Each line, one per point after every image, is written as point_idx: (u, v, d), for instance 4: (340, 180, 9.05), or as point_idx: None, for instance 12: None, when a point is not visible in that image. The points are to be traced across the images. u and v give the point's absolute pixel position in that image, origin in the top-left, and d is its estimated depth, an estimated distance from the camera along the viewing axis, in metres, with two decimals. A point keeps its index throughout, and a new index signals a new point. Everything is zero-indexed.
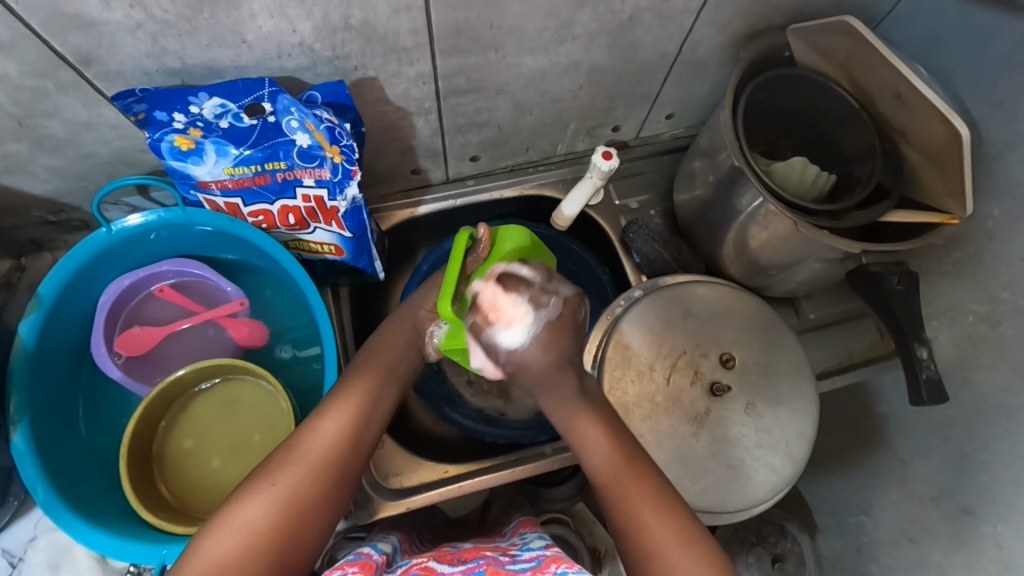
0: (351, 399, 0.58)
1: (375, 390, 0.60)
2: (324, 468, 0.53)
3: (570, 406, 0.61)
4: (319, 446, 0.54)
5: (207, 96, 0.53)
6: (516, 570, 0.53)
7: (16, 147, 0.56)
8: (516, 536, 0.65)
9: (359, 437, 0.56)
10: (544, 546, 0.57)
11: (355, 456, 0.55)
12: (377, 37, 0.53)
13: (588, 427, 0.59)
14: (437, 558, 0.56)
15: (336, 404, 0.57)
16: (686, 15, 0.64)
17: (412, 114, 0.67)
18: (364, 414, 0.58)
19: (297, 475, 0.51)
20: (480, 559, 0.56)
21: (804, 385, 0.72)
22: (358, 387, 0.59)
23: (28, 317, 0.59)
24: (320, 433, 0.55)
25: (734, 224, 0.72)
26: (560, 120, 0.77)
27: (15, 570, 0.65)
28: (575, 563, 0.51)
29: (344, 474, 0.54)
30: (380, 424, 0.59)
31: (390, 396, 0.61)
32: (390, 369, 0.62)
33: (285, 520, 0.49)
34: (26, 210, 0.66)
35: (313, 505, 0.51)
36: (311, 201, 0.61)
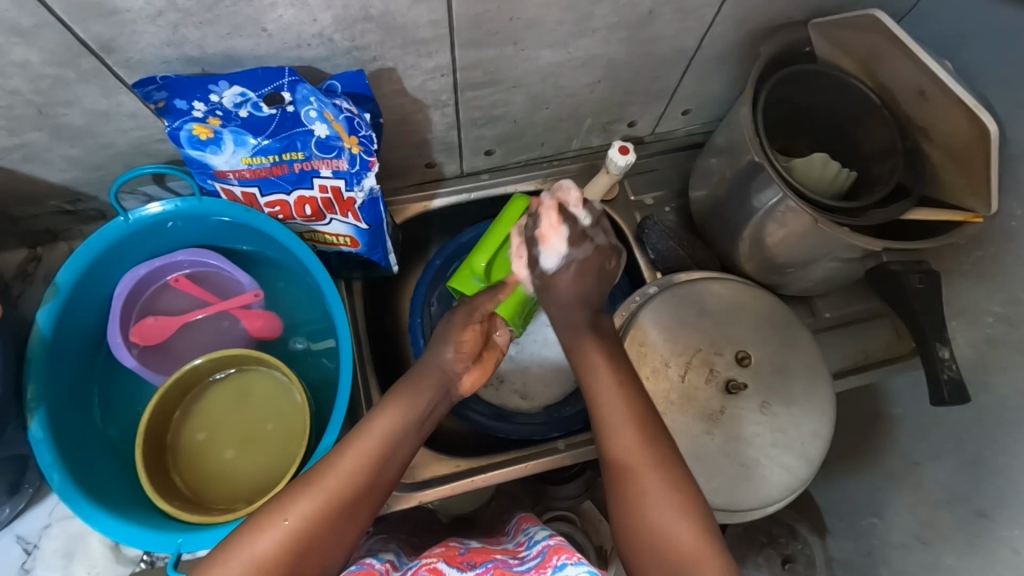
0: (371, 437, 0.56)
1: (398, 427, 0.58)
2: (339, 508, 0.51)
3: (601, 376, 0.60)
4: (336, 484, 0.52)
5: (227, 84, 0.53)
6: (522, 570, 0.53)
7: (34, 136, 0.56)
8: (518, 534, 0.65)
9: (375, 476, 0.54)
10: (549, 538, 0.57)
11: (368, 497, 0.53)
12: (395, 29, 0.53)
13: (616, 417, 0.57)
14: (446, 560, 0.55)
15: (357, 442, 0.55)
16: (707, 9, 0.63)
17: (428, 107, 0.67)
18: (383, 452, 0.56)
19: (312, 511, 0.50)
20: (489, 562, 0.56)
21: (818, 384, 0.72)
22: (386, 417, 0.58)
23: (45, 305, 0.60)
24: (339, 470, 0.53)
25: (751, 222, 0.72)
26: (576, 115, 0.77)
27: (30, 557, 0.65)
28: (575, 552, 0.51)
29: (358, 514, 0.52)
30: (399, 462, 0.57)
31: (411, 436, 0.59)
32: (416, 410, 0.60)
33: (294, 557, 0.48)
34: (42, 199, 0.66)
35: (323, 545, 0.49)
36: (328, 191, 0.61)
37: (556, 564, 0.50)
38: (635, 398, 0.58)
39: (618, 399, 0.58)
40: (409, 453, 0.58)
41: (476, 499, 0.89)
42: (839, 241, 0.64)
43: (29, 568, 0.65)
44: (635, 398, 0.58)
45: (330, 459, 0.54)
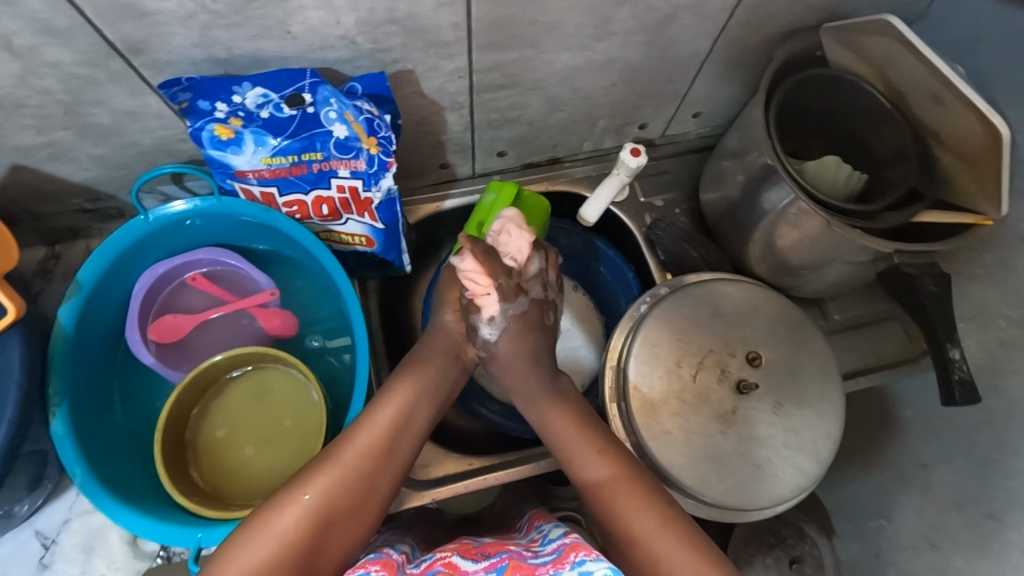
0: (383, 414, 0.58)
1: (410, 404, 0.60)
2: (354, 482, 0.53)
3: (552, 415, 0.63)
4: (349, 459, 0.54)
5: (250, 86, 0.54)
6: (538, 563, 0.53)
7: (61, 135, 0.57)
8: (531, 531, 0.65)
9: (389, 452, 0.56)
10: (564, 537, 0.57)
11: (384, 472, 0.55)
12: (418, 31, 0.54)
13: (579, 443, 0.60)
14: (461, 553, 0.56)
15: (369, 419, 0.57)
16: (723, 13, 0.64)
17: (445, 109, 0.68)
18: (395, 428, 0.57)
19: (329, 487, 0.52)
20: (504, 553, 0.56)
21: (829, 386, 0.72)
22: (401, 393, 0.60)
23: (67, 302, 0.60)
24: (353, 447, 0.55)
25: (763, 224, 0.72)
26: (590, 117, 0.78)
27: (49, 551, 0.66)
28: (593, 549, 0.52)
29: (374, 488, 0.54)
30: (415, 438, 0.59)
31: (425, 413, 0.61)
32: (430, 384, 0.62)
33: (314, 530, 0.50)
34: (64, 197, 0.66)
35: (340, 519, 0.51)
36: (345, 192, 0.62)
37: (575, 561, 0.50)
38: (587, 424, 0.62)
39: (580, 436, 0.61)
40: (425, 428, 0.60)
41: (481, 501, 0.91)
42: (852, 243, 0.65)
43: (49, 562, 0.66)
44: (594, 432, 0.61)
45: (343, 438, 0.56)
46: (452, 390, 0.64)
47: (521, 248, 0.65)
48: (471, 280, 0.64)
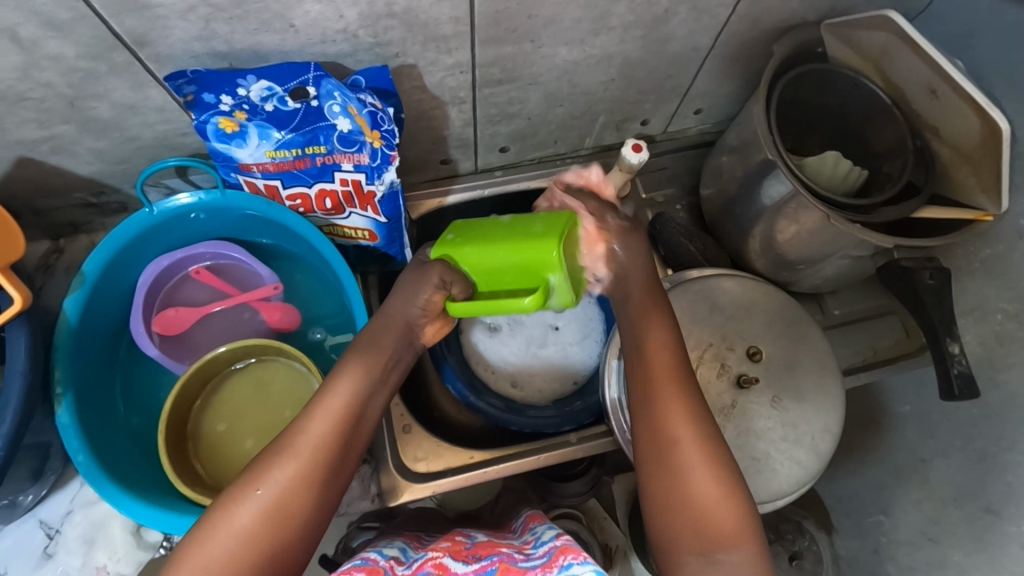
0: (336, 399, 0.54)
1: (368, 383, 0.56)
2: (314, 474, 0.50)
3: (647, 325, 0.60)
4: (307, 448, 0.51)
5: (255, 78, 0.54)
6: (528, 567, 0.53)
7: (63, 129, 0.57)
8: (525, 533, 0.66)
9: (348, 437, 0.54)
10: (556, 539, 0.58)
11: (343, 460, 0.53)
12: (418, 25, 0.54)
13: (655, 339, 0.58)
14: (453, 554, 0.57)
15: (324, 403, 0.54)
16: (721, 9, 0.64)
17: (446, 104, 0.68)
18: (353, 413, 0.54)
19: (285, 481, 0.50)
20: (495, 556, 0.56)
21: (828, 378, 0.72)
22: (355, 372, 0.56)
23: (71, 294, 0.61)
24: (309, 437, 0.52)
25: (762, 220, 0.73)
26: (590, 112, 0.78)
27: (52, 541, 0.66)
28: (583, 553, 0.52)
29: (335, 477, 0.52)
30: (372, 419, 0.56)
31: (384, 393, 0.58)
32: (384, 364, 0.59)
33: (272, 529, 0.48)
34: (67, 191, 0.67)
35: (302, 514, 0.49)
36: (349, 185, 0.62)
37: (563, 564, 0.51)
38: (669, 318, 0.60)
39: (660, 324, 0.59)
40: (382, 406, 0.58)
41: (483, 496, 0.92)
42: (850, 237, 0.65)
43: (52, 552, 0.66)
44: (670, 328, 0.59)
45: (296, 428, 0.53)
46: (406, 364, 0.61)
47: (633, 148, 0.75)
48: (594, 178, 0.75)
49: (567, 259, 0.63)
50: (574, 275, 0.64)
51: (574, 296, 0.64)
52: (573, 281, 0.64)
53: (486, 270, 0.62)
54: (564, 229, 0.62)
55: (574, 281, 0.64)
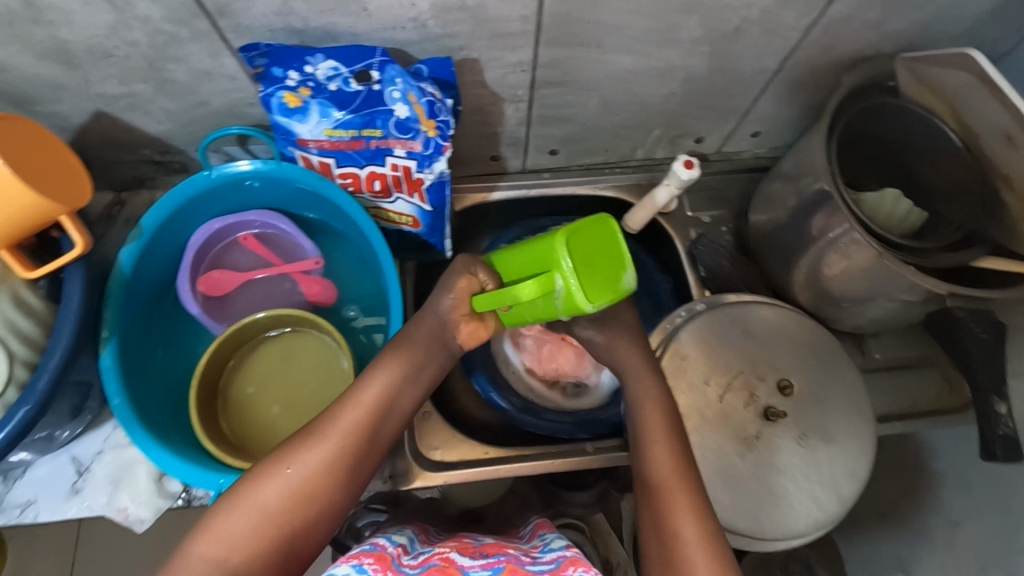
0: (366, 393, 0.57)
1: (397, 383, 0.59)
2: (340, 462, 0.53)
3: (639, 413, 0.62)
4: (337, 436, 0.54)
5: (323, 58, 0.56)
6: (536, 571, 0.53)
7: (141, 88, 0.60)
8: (533, 538, 0.65)
9: (374, 432, 0.56)
10: (566, 548, 0.57)
11: (368, 453, 0.55)
12: (486, 21, 0.55)
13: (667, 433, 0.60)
14: (459, 550, 0.57)
15: (355, 398, 0.57)
16: (793, 33, 0.63)
17: (503, 101, 0.69)
18: (381, 411, 0.57)
19: (314, 466, 0.52)
20: (502, 555, 0.57)
21: (860, 421, 0.70)
22: (386, 373, 0.59)
23: (129, 245, 0.64)
24: (337, 429, 0.55)
25: (810, 251, 0.71)
26: (645, 124, 0.78)
27: (81, 477, 0.69)
28: (592, 566, 0.52)
29: (358, 468, 0.54)
30: (399, 420, 0.59)
31: (414, 391, 0.60)
32: (415, 362, 0.61)
33: (297, 509, 0.51)
34: (137, 147, 0.70)
35: (325, 498, 0.52)
36: (399, 170, 0.63)
37: None
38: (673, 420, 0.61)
39: (663, 420, 0.61)
40: (408, 409, 0.60)
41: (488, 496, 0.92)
42: (903, 280, 0.62)
43: (80, 488, 0.68)
44: (675, 425, 0.61)
45: (327, 417, 0.56)
46: (437, 367, 0.62)
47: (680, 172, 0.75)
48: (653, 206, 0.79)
49: (586, 263, 0.52)
50: (592, 281, 0.52)
51: (585, 298, 0.52)
52: (589, 285, 0.52)
53: (517, 276, 0.59)
54: (586, 233, 0.53)
55: (591, 284, 0.52)
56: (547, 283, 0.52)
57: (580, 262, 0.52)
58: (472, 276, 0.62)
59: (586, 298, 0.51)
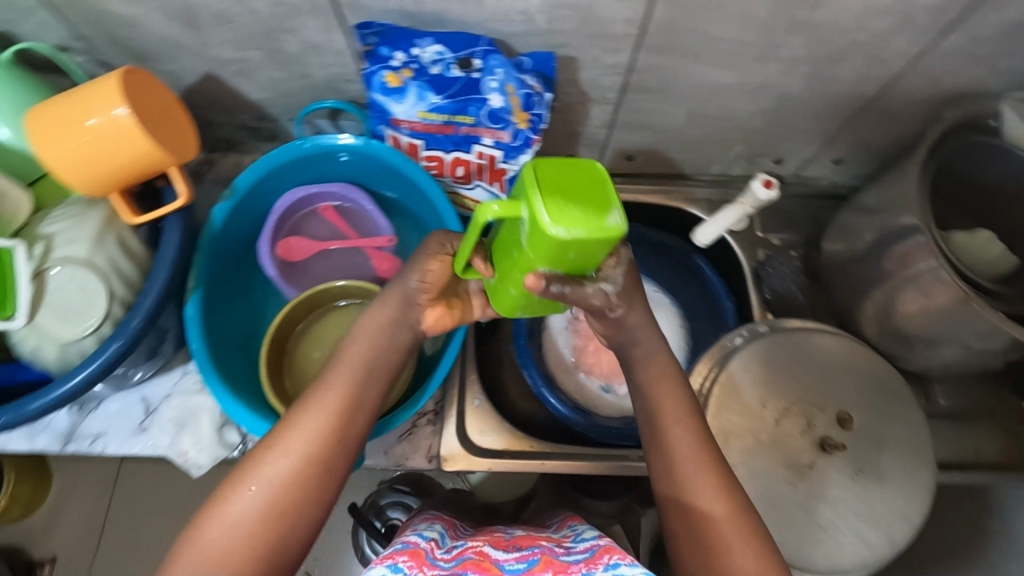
0: (331, 392, 0.51)
1: (360, 374, 0.52)
2: (307, 470, 0.48)
3: (656, 438, 0.54)
4: (300, 442, 0.49)
5: (431, 41, 0.58)
6: (569, 561, 0.52)
7: (252, 55, 0.63)
8: (563, 528, 0.65)
9: (340, 431, 0.50)
10: (598, 538, 0.56)
11: (337, 457, 0.50)
12: (593, 20, 0.56)
13: (695, 465, 0.52)
14: (491, 544, 0.57)
15: (315, 399, 0.51)
16: (898, 60, 0.62)
17: (592, 101, 0.69)
18: (346, 405, 0.51)
19: (281, 480, 0.47)
20: (535, 547, 0.56)
21: (918, 465, 0.68)
22: (347, 365, 0.52)
23: (222, 202, 0.67)
24: (300, 436, 0.49)
25: (884, 285, 0.70)
26: (727, 138, 0.77)
27: (149, 416, 0.72)
28: (627, 555, 0.51)
29: (330, 471, 0.49)
30: (368, 411, 0.52)
31: (380, 381, 0.54)
32: (377, 347, 0.54)
33: (268, 529, 0.46)
34: (235, 111, 0.73)
35: (298, 510, 0.47)
36: (484, 159, 0.65)
37: (609, 563, 0.49)
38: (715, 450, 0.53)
39: (691, 447, 0.53)
40: (376, 398, 0.53)
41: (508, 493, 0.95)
42: (987, 325, 0.60)
43: (146, 426, 0.72)
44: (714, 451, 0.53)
45: (288, 421, 0.50)
46: (403, 348, 0.55)
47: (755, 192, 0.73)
48: (718, 223, 0.79)
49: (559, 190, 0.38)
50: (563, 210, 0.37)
51: (548, 216, 0.37)
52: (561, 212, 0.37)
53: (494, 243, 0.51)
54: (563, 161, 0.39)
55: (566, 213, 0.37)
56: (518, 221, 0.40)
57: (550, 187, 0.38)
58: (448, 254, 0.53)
59: (552, 220, 0.37)
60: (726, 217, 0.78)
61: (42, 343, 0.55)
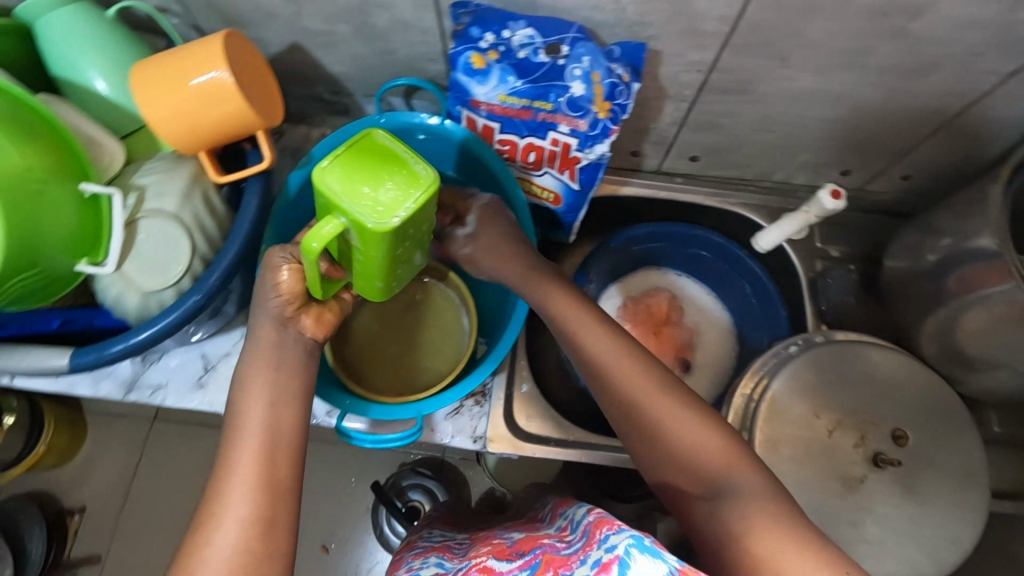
0: (243, 449, 0.47)
1: (266, 420, 0.48)
2: (251, 535, 0.43)
3: (611, 383, 0.53)
4: (228, 508, 0.44)
5: (524, 25, 0.59)
6: (568, 553, 0.42)
7: (341, 28, 0.64)
8: (557, 519, 0.54)
9: (269, 477, 0.46)
10: (592, 513, 0.46)
11: (276, 507, 0.45)
12: (685, 15, 0.56)
13: (655, 391, 0.52)
14: (495, 557, 0.48)
15: (233, 461, 0.46)
16: (988, 76, 0.61)
17: (667, 98, 0.69)
18: (262, 455, 0.47)
19: (228, 557, 0.42)
20: (536, 547, 0.46)
21: (972, 490, 0.67)
22: (245, 416, 0.49)
23: (298, 170, 0.67)
24: (230, 509, 0.44)
25: (948, 306, 0.69)
26: (797, 146, 0.76)
27: (207, 373, 0.74)
28: (620, 522, 0.41)
29: (277, 523, 0.44)
30: (291, 451, 0.48)
31: (292, 410, 0.50)
32: (280, 380, 0.51)
33: None
34: (314, 83, 0.75)
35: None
36: (558, 146, 0.66)
37: (603, 538, 0.40)
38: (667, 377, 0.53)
39: (641, 378, 0.53)
40: (297, 438, 0.49)
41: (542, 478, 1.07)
42: None
43: (205, 383, 0.74)
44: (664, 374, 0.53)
45: (213, 496, 0.45)
46: (302, 368, 0.52)
47: (820, 201, 0.72)
48: (781, 228, 0.78)
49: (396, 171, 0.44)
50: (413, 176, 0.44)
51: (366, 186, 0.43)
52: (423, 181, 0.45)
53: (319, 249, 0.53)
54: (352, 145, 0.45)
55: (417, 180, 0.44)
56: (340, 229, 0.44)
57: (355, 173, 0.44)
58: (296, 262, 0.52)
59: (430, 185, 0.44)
60: (789, 223, 0.77)
61: (125, 290, 0.57)
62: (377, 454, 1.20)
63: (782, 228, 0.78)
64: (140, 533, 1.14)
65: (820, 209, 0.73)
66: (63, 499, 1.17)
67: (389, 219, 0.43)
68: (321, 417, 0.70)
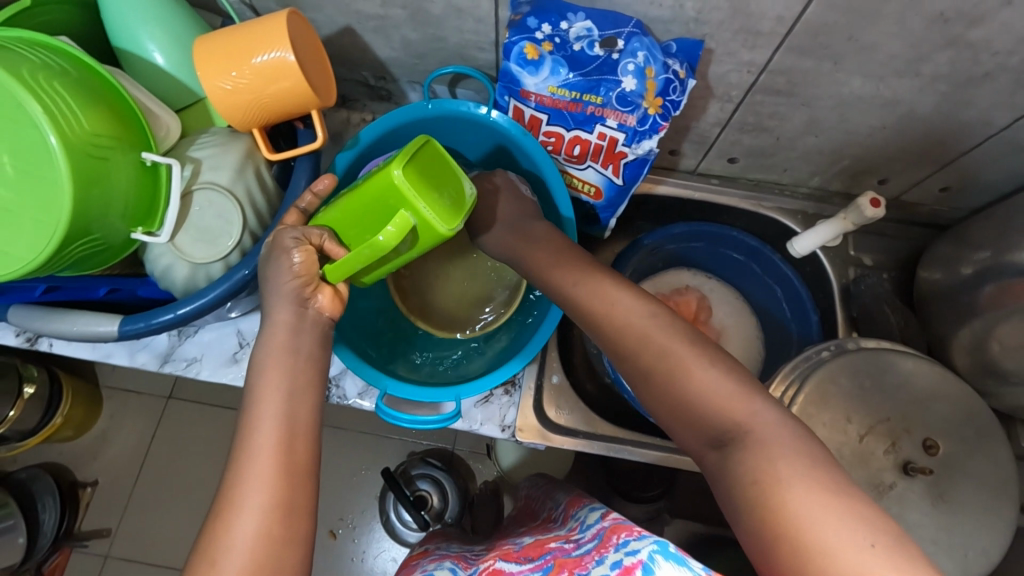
0: (259, 436, 0.45)
1: (283, 408, 0.47)
2: (271, 524, 0.42)
3: (633, 349, 0.50)
4: (246, 496, 0.42)
5: (582, 17, 0.59)
6: (581, 556, 0.41)
7: (394, 13, 0.64)
8: (569, 521, 0.53)
9: (289, 464, 0.45)
10: (606, 519, 0.45)
11: (295, 494, 0.44)
12: (743, 14, 0.56)
13: (682, 351, 0.48)
14: (505, 558, 0.48)
15: (250, 452, 0.45)
16: None
17: (713, 97, 0.70)
18: (278, 442, 0.45)
19: (248, 547, 0.41)
20: (547, 551, 0.45)
21: (1001, 502, 0.67)
22: (262, 400, 0.47)
23: (345, 151, 0.68)
24: (249, 497, 0.42)
25: (981, 319, 0.69)
26: (837, 152, 0.76)
27: (241, 349, 0.75)
28: (637, 527, 0.40)
29: (296, 512, 0.43)
30: (307, 436, 0.47)
31: (308, 399, 0.49)
32: (293, 370, 0.49)
33: None
34: (361, 67, 0.76)
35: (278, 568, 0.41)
36: (604, 140, 0.67)
37: (618, 544, 0.38)
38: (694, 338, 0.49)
39: (669, 337, 0.49)
40: (311, 422, 0.48)
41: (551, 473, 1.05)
42: None
43: (240, 358, 0.74)
44: (689, 333, 0.49)
45: (229, 487, 0.43)
46: (318, 353, 0.52)
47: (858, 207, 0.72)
48: (817, 233, 0.79)
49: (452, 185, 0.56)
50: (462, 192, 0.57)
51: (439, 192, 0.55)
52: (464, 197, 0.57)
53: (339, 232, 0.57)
54: (420, 156, 0.55)
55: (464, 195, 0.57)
56: (407, 224, 0.52)
57: (421, 182, 0.54)
58: (307, 242, 0.53)
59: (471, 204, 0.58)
60: (826, 228, 0.77)
61: (176, 261, 0.58)
62: (389, 441, 1.21)
63: (819, 233, 0.78)
64: (154, 508, 1.16)
65: (859, 216, 0.73)
66: (76, 471, 1.17)
67: (452, 225, 0.56)
68: (353, 398, 0.70)
